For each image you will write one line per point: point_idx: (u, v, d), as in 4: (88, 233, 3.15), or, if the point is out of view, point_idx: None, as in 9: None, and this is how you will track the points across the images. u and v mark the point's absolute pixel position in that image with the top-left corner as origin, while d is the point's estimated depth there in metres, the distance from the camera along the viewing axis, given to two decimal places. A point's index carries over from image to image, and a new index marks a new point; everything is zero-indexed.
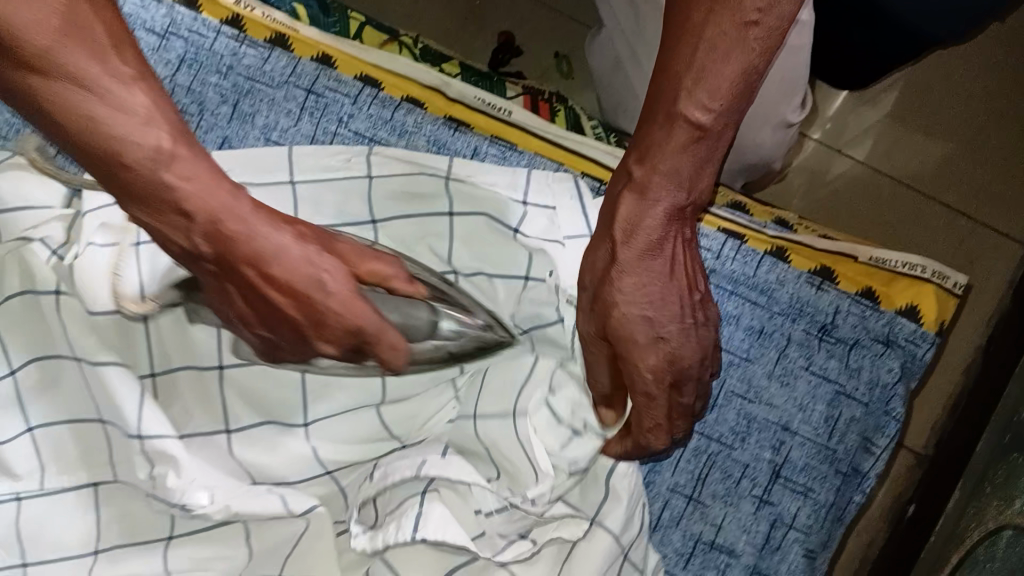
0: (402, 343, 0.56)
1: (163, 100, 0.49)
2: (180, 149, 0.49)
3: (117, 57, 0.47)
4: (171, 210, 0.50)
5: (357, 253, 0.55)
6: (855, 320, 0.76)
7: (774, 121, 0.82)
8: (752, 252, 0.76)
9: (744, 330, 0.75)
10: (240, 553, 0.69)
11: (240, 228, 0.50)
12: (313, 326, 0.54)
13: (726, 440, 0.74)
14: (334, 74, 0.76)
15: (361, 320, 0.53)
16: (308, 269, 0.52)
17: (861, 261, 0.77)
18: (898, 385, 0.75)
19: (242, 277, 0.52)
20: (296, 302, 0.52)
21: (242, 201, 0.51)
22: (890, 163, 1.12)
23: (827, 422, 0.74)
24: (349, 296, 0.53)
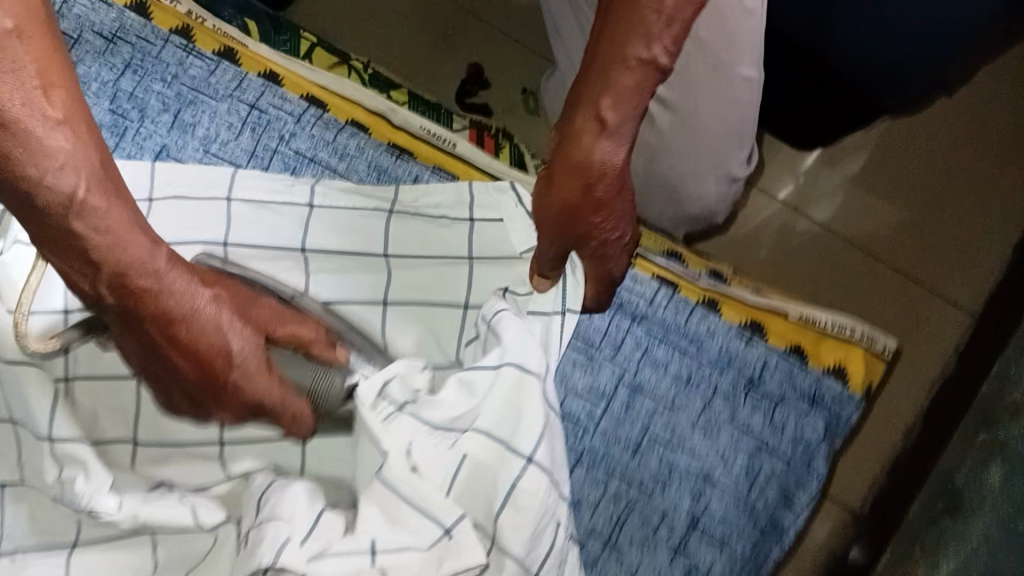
0: (303, 410, 0.59)
1: (91, 144, 0.48)
2: (94, 197, 0.48)
3: (45, 97, 0.45)
4: (80, 261, 0.50)
5: (274, 318, 0.58)
6: (782, 376, 0.75)
7: (717, 173, 0.83)
8: (683, 301, 0.76)
9: (671, 377, 0.75)
10: (147, 564, 0.66)
11: (150, 287, 0.51)
12: (214, 394, 0.56)
13: (647, 486, 0.73)
14: (279, 91, 0.75)
15: (262, 390, 0.56)
16: (224, 337, 0.54)
17: (792, 319, 0.78)
18: (822, 444, 0.75)
19: (147, 338, 0.53)
20: (198, 369, 0.54)
21: (160, 257, 0.52)
22: (843, 223, 1.13)
23: (748, 476, 0.74)
24: (257, 369, 0.55)
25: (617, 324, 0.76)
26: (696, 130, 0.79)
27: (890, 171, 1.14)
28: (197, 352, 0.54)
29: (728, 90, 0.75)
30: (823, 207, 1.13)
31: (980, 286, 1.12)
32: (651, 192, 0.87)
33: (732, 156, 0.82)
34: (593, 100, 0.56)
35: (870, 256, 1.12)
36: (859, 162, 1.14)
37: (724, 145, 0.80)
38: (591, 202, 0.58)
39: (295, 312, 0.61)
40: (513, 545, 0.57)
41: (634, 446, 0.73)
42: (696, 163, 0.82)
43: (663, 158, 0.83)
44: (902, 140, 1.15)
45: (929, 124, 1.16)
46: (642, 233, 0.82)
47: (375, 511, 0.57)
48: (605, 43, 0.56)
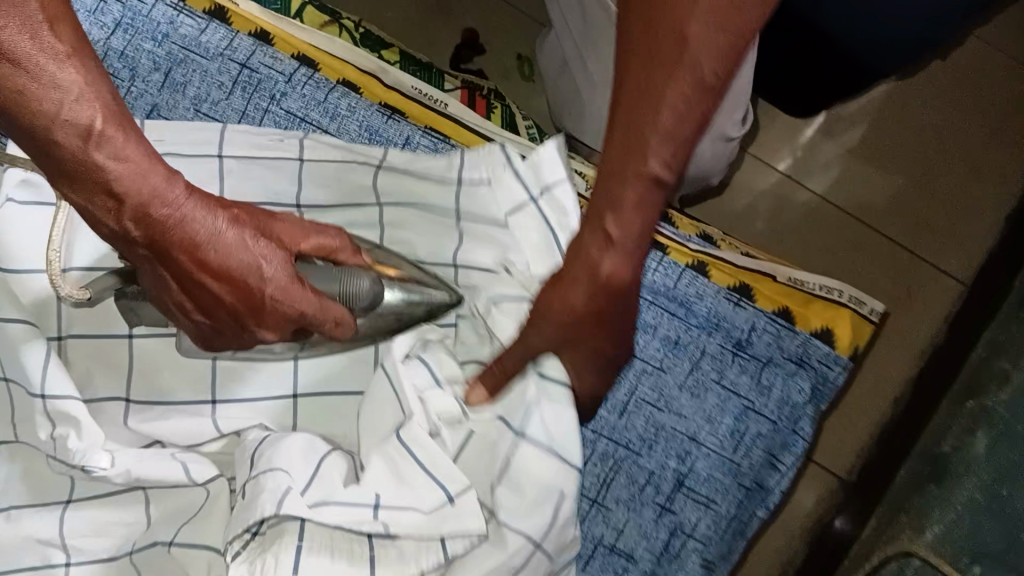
0: (344, 315, 0.60)
1: (98, 80, 0.49)
2: (111, 129, 0.49)
3: (50, 33, 0.47)
4: (100, 193, 0.50)
5: (297, 234, 0.59)
6: (770, 339, 0.76)
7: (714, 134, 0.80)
8: (674, 264, 0.76)
9: (660, 339, 0.75)
10: (141, 518, 0.68)
11: (173, 215, 0.52)
12: (253, 313, 0.56)
13: (634, 446, 0.74)
14: (270, 51, 0.75)
15: (298, 303, 0.56)
16: (252, 257, 0.54)
17: (781, 282, 0.78)
18: (808, 406, 0.76)
19: (177, 267, 0.53)
20: (235, 292, 0.54)
21: (176, 187, 0.52)
22: (840, 194, 1.13)
23: (733, 436, 0.75)
24: (288, 282, 0.55)
25: None
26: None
27: (886, 139, 1.14)
28: (230, 275, 0.53)
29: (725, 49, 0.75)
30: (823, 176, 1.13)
31: (972, 254, 1.12)
32: None
33: (730, 116, 0.80)
34: (638, 139, 0.54)
35: (864, 225, 1.13)
36: (859, 132, 1.14)
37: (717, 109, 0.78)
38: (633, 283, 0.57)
39: (315, 225, 0.61)
40: (510, 516, 0.60)
41: (622, 407, 0.74)
42: None
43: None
44: (899, 109, 1.14)
45: (928, 91, 1.15)
46: None
47: (381, 468, 0.62)
48: (640, 58, 0.53)
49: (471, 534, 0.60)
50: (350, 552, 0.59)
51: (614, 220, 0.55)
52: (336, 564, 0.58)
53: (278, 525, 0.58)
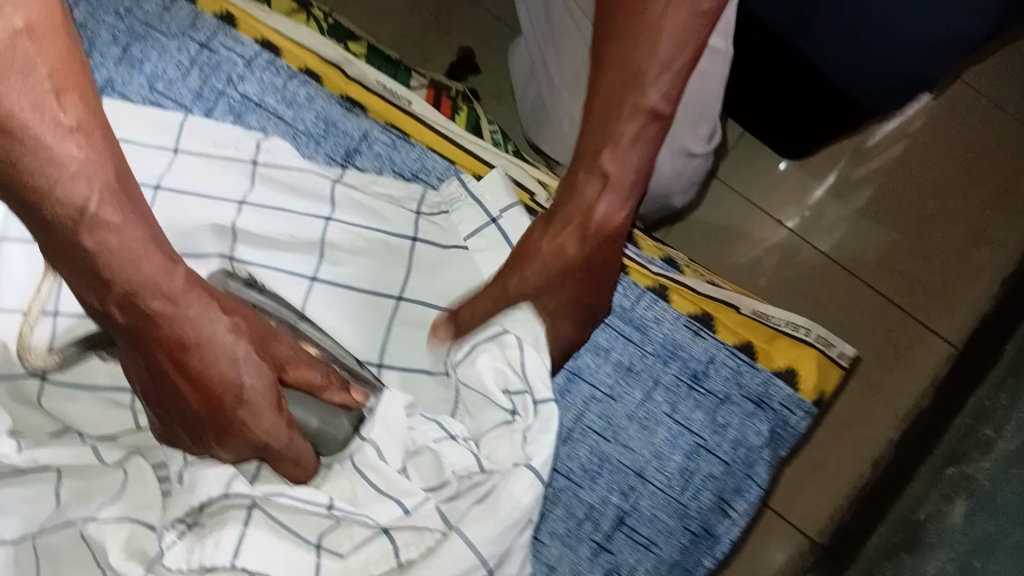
0: (308, 456, 0.58)
1: (105, 157, 0.47)
2: (108, 211, 0.46)
3: (55, 102, 0.43)
4: (87, 274, 0.48)
5: (291, 358, 0.58)
6: (729, 374, 0.71)
7: (675, 148, 0.82)
8: (633, 285, 0.72)
9: (612, 365, 0.71)
10: (49, 500, 0.62)
11: (163, 310, 0.49)
12: (217, 427, 0.53)
13: (575, 477, 0.69)
14: (233, 33, 0.73)
15: (268, 429, 0.54)
16: (236, 371, 0.52)
17: (743, 313, 0.74)
18: (765, 450, 0.70)
19: (154, 364, 0.51)
20: (206, 400, 0.52)
21: (174, 279, 0.50)
22: (843, 249, 1.06)
23: (681, 475, 0.69)
24: (263, 408, 0.53)
25: None
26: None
27: (890, 191, 1.08)
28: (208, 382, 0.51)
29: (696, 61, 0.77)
30: (829, 237, 1.06)
31: (969, 316, 1.04)
32: None
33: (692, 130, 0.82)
34: (594, 159, 0.62)
35: (854, 277, 1.05)
36: (868, 195, 1.08)
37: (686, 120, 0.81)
38: (582, 258, 0.62)
39: (307, 355, 0.60)
40: (471, 531, 0.55)
41: (566, 433, 0.69)
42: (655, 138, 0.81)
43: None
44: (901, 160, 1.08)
45: (933, 141, 1.09)
46: (641, 237, 0.77)
47: (343, 484, 0.58)
48: (603, 105, 0.61)
49: (425, 531, 0.56)
50: (298, 539, 0.56)
51: (573, 219, 0.62)
52: (277, 544, 0.55)
53: (222, 512, 0.56)
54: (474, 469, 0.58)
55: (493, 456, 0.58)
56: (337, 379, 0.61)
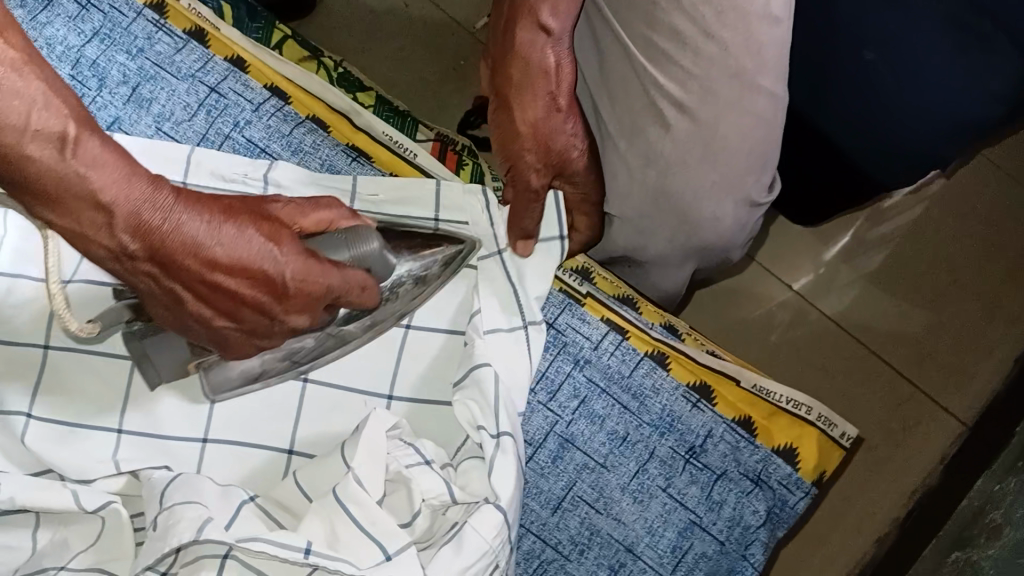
0: (369, 281, 0.56)
1: (64, 89, 0.43)
2: (85, 138, 0.43)
3: (3, 40, 0.41)
4: (84, 208, 0.44)
5: (292, 212, 0.54)
6: (727, 449, 0.69)
7: (737, 194, 0.72)
8: (631, 350, 0.70)
9: (607, 433, 0.68)
10: (26, 546, 0.61)
11: (168, 221, 0.45)
12: (274, 299, 0.50)
13: (563, 549, 0.66)
14: (243, 78, 0.73)
15: (318, 279, 0.51)
16: (258, 241, 0.48)
17: (743, 386, 0.70)
18: (761, 530, 0.68)
19: (187, 277, 0.47)
20: (251, 283, 0.48)
21: (163, 192, 0.46)
22: (851, 315, 1.03)
23: (673, 553, 0.66)
24: (304, 260, 0.50)
25: (557, 366, 0.69)
26: (714, 151, 0.69)
27: (902, 260, 1.05)
28: (248, 264, 0.48)
29: (749, 103, 0.67)
30: (833, 300, 1.04)
31: (980, 395, 1.01)
32: (657, 214, 0.73)
33: (754, 176, 0.72)
34: (534, 95, 0.62)
35: (863, 345, 1.02)
36: (876, 260, 1.05)
37: (742, 166, 0.70)
38: (563, 132, 0.64)
39: (309, 200, 0.56)
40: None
41: (555, 502, 0.67)
42: (714, 181, 0.71)
43: (678, 178, 0.71)
44: (914, 230, 1.06)
45: (948, 214, 1.06)
46: (642, 302, 0.73)
47: (319, 525, 0.56)
48: (517, 50, 0.62)
49: None
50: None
51: (534, 91, 0.62)
52: None
53: (197, 560, 0.54)
54: (443, 498, 0.59)
55: (468, 488, 0.61)
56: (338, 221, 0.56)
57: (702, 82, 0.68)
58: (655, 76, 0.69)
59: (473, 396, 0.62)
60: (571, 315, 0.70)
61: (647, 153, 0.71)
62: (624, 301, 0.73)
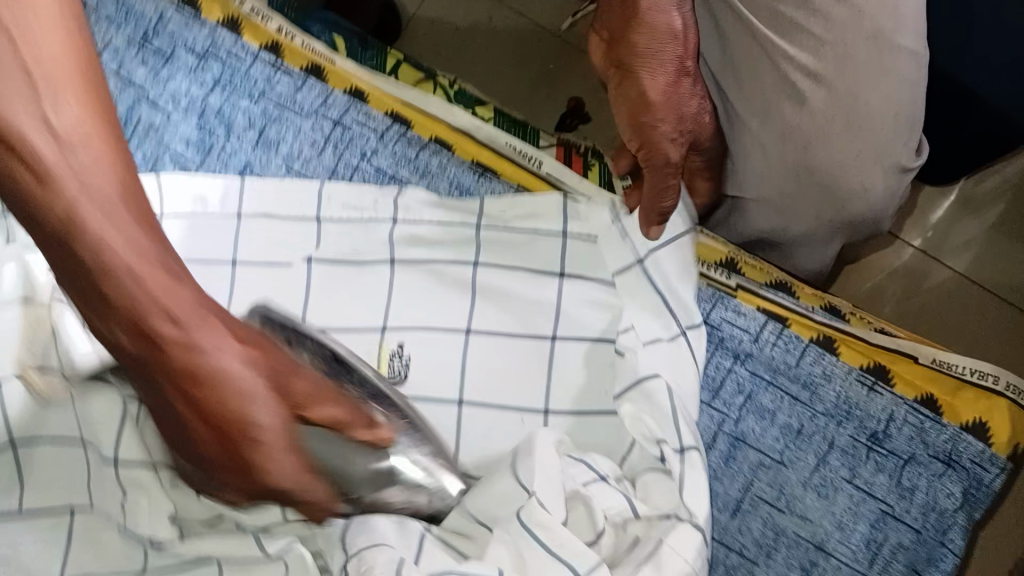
0: (323, 502, 0.50)
1: (133, 196, 0.43)
2: (134, 238, 0.42)
3: (83, 144, 0.41)
4: (104, 303, 0.42)
5: (310, 395, 0.48)
6: (912, 432, 0.64)
7: (887, 163, 0.70)
8: (795, 338, 0.66)
9: (780, 428, 0.65)
10: None
11: (178, 340, 0.43)
12: (230, 467, 0.46)
13: (749, 553, 0.63)
14: (364, 108, 0.73)
15: (277, 473, 0.46)
16: (238, 401, 0.44)
17: (922, 363, 0.66)
18: (959, 514, 0.63)
19: (163, 396, 0.45)
20: (212, 429, 0.45)
21: (185, 301, 0.43)
22: (983, 271, 0.91)
23: (867, 547, 0.62)
24: (281, 437, 0.45)
25: (718, 363, 0.67)
26: (857, 117, 0.68)
27: None
28: (228, 414, 0.44)
29: (892, 62, 0.66)
30: (963, 256, 0.91)
31: None
32: (801, 192, 0.72)
33: (901, 142, 0.69)
34: (663, 57, 0.61)
35: None
36: None
37: (887, 134, 0.68)
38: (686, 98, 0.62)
39: (332, 390, 0.51)
40: None
41: (735, 505, 0.64)
42: (858, 151, 0.69)
43: (819, 150, 0.69)
44: None
45: None
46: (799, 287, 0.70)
47: (504, 552, 0.53)
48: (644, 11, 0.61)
49: None
50: None
51: (663, 53, 0.61)
52: None
53: None
54: (625, 514, 0.57)
55: (650, 500, 0.58)
56: (328, 411, 0.50)
57: (838, 48, 0.66)
58: (785, 47, 0.68)
59: (642, 410, 0.60)
60: (726, 309, 0.67)
61: (783, 129, 0.70)
62: (779, 287, 0.70)
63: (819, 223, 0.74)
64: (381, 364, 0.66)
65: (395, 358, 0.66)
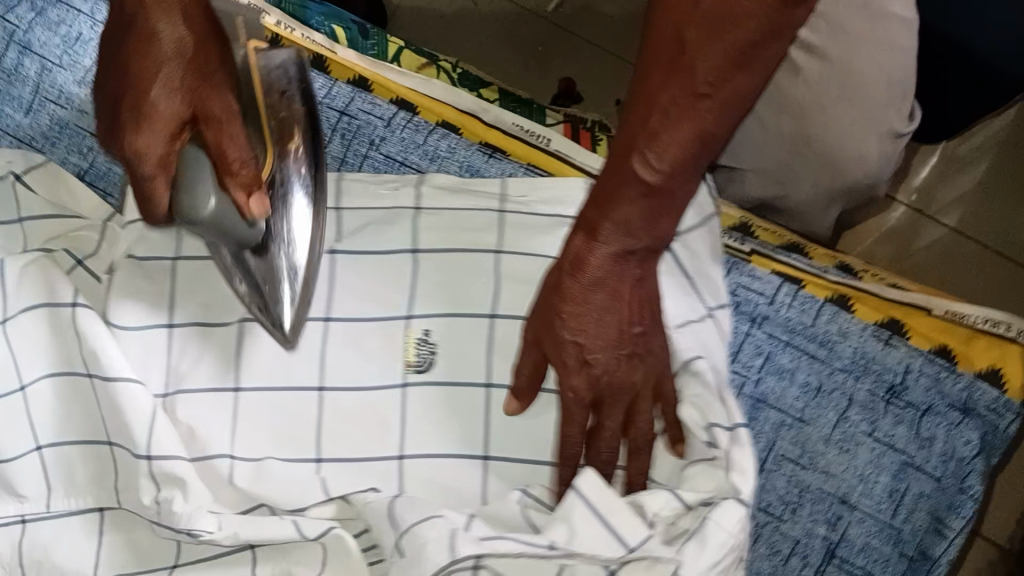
0: (161, 201, 0.48)
1: (208, 41, 0.49)
2: (170, 46, 0.48)
3: (171, 23, 0.48)
4: (129, 61, 0.48)
5: (224, 159, 0.49)
6: (929, 383, 0.66)
7: (881, 128, 0.73)
8: (810, 299, 0.68)
9: (800, 386, 0.66)
10: None
11: (134, 98, 0.47)
12: (112, 132, 0.48)
13: (775, 510, 0.63)
14: (369, 97, 0.73)
15: (141, 157, 0.47)
16: (142, 140, 0.47)
17: (936, 315, 0.69)
18: (977, 460, 0.65)
19: (110, 83, 0.48)
20: (117, 98, 0.48)
21: (173, 93, 0.48)
22: (977, 227, 0.93)
23: (891, 497, 0.64)
24: (153, 169, 0.47)
25: (735, 327, 0.68)
26: (855, 84, 0.71)
27: None
28: (150, 38, 0.48)
29: (882, 31, 0.69)
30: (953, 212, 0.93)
31: None
32: (797, 160, 0.76)
33: (894, 108, 0.73)
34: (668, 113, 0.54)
35: None
36: None
37: (881, 100, 0.72)
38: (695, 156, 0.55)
39: (246, 154, 0.50)
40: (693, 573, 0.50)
41: (760, 464, 0.64)
42: (854, 119, 0.72)
43: (817, 118, 0.73)
44: None
45: None
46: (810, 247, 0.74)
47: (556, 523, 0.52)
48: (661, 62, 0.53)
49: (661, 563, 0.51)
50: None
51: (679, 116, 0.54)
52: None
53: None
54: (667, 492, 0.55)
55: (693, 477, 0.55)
56: (246, 170, 0.50)
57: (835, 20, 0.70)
58: None
59: (699, 394, 0.56)
60: (741, 273, 0.69)
61: (781, 98, 0.74)
62: (793, 248, 0.73)
63: (818, 192, 0.78)
64: (407, 353, 0.61)
65: (421, 346, 0.61)
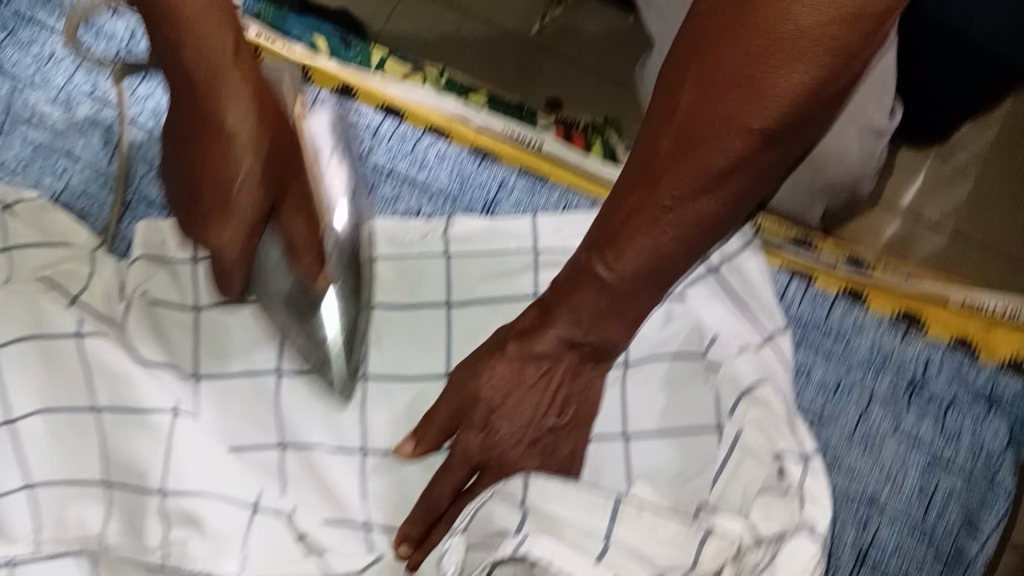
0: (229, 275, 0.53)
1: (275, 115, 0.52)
2: (252, 123, 0.50)
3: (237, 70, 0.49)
4: (211, 130, 0.49)
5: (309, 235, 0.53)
6: (950, 374, 0.63)
7: (859, 125, 0.70)
8: (820, 292, 0.65)
9: (816, 383, 0.63)
10: None
11: (222, 167, 0.50)
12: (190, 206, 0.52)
13: None
14: (355, 106, 0.71)
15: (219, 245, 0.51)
16: (230, 225, 0.51)
17: (954, 304, 0.65)
18: (1007, 453, 0.61)
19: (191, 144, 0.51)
20: (208, 181, 0.50)
21: (251, 166, 0.50)
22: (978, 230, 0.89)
23: (921, 495, 0.60)
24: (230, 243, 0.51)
25: None
26: None
27: None
28: (225, 135, 0.49)
29: None
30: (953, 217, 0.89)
31: None
32: None
33: (875, 105, 0.70)
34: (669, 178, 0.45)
35: None
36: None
37: (860, 95, 0.69)
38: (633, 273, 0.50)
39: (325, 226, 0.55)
40: None
41: None
42: (832, 115, 0.69)
43: None
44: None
45: None
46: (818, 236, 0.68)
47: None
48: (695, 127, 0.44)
49: None
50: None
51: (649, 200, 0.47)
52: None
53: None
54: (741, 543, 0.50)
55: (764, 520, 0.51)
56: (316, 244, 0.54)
57: None
58: None
59: (762, 418, 0.56)
60: None
61: None
62: (801, 241, 0.68)
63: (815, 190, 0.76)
64: None
65: None
